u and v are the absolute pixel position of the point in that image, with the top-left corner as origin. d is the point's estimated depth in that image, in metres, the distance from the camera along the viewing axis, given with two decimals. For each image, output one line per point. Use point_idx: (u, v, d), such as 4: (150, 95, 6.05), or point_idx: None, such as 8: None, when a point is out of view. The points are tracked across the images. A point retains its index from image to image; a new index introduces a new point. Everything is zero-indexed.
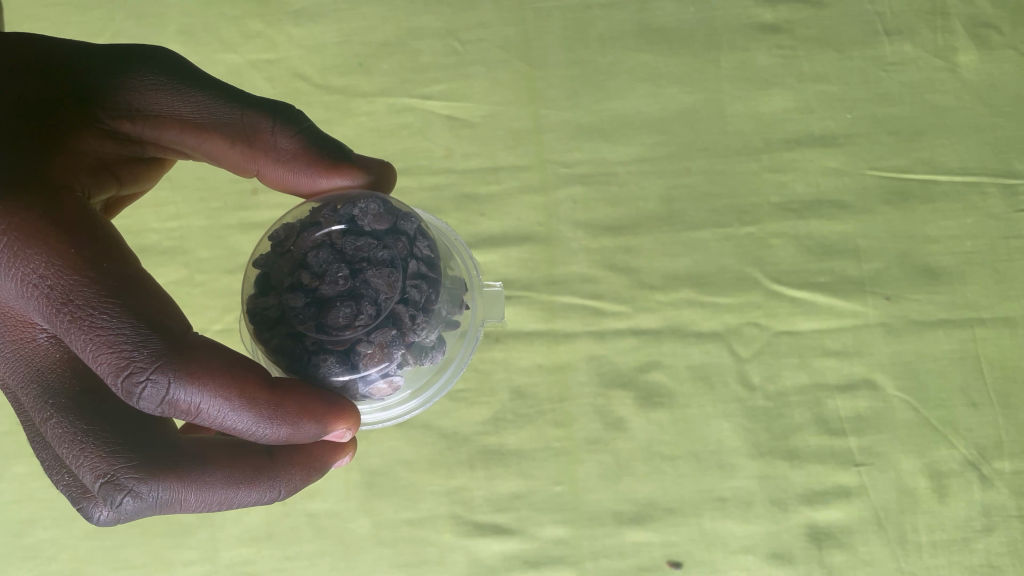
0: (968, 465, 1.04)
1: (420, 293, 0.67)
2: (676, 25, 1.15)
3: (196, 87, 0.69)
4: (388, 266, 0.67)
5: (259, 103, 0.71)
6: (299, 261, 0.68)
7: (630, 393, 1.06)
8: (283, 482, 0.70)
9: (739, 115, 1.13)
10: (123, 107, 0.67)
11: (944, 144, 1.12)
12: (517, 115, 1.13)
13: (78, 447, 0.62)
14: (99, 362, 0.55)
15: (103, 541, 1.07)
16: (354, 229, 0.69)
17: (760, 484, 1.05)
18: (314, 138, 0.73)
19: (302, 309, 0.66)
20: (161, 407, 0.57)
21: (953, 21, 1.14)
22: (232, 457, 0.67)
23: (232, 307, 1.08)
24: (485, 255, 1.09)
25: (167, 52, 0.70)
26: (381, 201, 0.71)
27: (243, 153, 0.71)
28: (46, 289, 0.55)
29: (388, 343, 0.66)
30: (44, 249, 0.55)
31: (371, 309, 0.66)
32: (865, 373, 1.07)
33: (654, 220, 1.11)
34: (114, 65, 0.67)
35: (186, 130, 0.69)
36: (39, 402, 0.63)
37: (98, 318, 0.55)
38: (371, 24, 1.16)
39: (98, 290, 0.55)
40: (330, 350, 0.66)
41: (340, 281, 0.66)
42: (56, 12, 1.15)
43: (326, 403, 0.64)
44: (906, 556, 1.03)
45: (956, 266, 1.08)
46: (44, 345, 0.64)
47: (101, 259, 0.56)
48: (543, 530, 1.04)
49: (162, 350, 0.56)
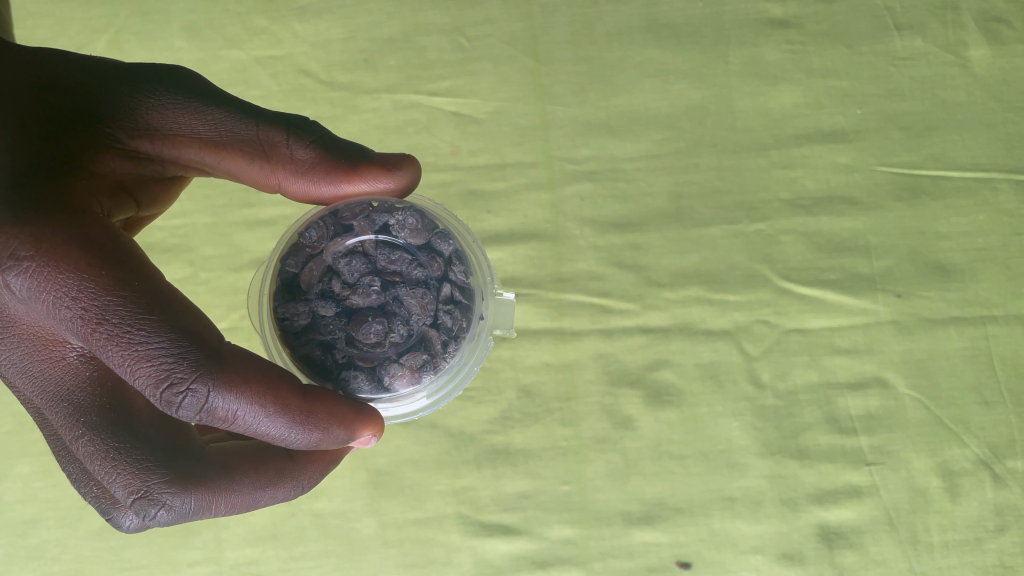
0: (981, 464, 1.03)
1: (452, 320, 0.70)
2: (684, 20, 1.14)
3: (211, 103, 0.67)
4: (422, 287, 0.71)
5: (272, 116, 0.69)
6: (330, 269, 0.70)
7: (638, 391, 1.05)
8: (304, 477, 0.72)
9: (749, 111, 1.12)
10: (141, 126, 0.65)
11: (956, 139, 1.10)
12: (524, 111, 1.12)
13: (110, 464, 0.61)
14: (138, 375, 0.55)
15: (107, 541, 1.06)
16: (388, 242, 0.72)
17: (770, 483, 1.04)
18: (329, 144, 0.71)
19: (333, 319, 0.69)
20: (199, 415, 0.57)
21: (965, 15, 1.12)
22: (255, 462, 0.68)
23: (237, 306, 1.07)
24: (492, 252, 1.09)
25: (179, 68, 0.67)
26: (418, 215, 0.73)
27: (261, 168, 0.69)
28: (79, 310, 0.54)
29: (418, 366, 0.69)
30: (75, 274, 0.54)
31: (403, 330, 0.69)
32: (876, 372, 1.06)
33: (662, 217, 1.10)
34: (133, 82, 0.65)
35: (204, 148, 0.68)
36: (69, 420, 0.61)
37: (136, 335, 0.55)
38: (376, 19, 1.15)
39: (133, 308, 0.55)
40: (360, 365, 0.69)
41: (373, 294, 0.70)
42: (61, 8, 1.14)
43: (354, 409, 0.64)
44: (919, 557, 1.02)
45: (968, 263, 1.07)
46: (74, 363, 0.61)
47: (133, 279, 0.55)
48: (551, 529, 1.03)
49: (200, 361, 0.56)
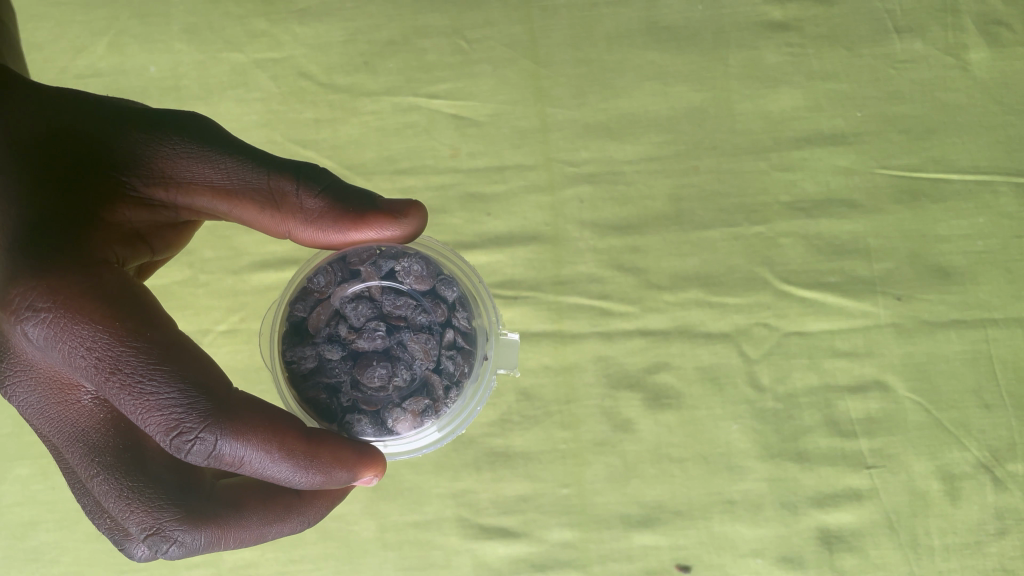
0: (981, 467, 1.03)
1: (454, 365, 0.70)
2: (684, 23, 1.14)
3: (224, 151, 0.66)
4: (426, 332, 0.70)
5: (283, 164, 0.68)
6: (337, 312, 0.71)
7: (638, 394, 1.05)
8: (310, 513, 0.73)
9: (749, 114, 1.12)
10: (155, 174, 0.65)
11: (955, 142, 1.10)
12: (523, 113, 1.12)
13: (124, 502, 0.64)
14: (149, 423, 0.57)
15: (104, 544, 1.06)
16: (394, 286, 0.72)
17: (770, 487, 1.03)
18: (339, 193, 0.69)
19: (338, 363, 0.69)
20: (207, 460, 0.59)
21: (965, 18, 1.12)
22: (263, 497, 0.70)
23: (236, 308, 1.07)
24: (491, 254, 1.08)
25: (193, 114, 0.67)
26: (425, 260, 0.73)
27: (271, 217, 0.68)
28: (93, 360, 0.55)
29: (420, 411, 0.69)
30: (89, 324, 0.55)
31: (406, 374, 0.69)
32: (876, 374, 1.05)
33: (662, 219, 1.09)
34: (148, 129, 0.64)
35: (216, 197, 0.67)
36: (84, 460, 0.64)
37: (147, 385, 0.56)
38: (376, 22, 1.15)
39: (145, 359, 0.56)
40: (364, 409, 0.69)
41: (378, 338, 0.69)
42: (61, 10, 1.14)
43: (356, 453, 0.65)
44: (919, 560, 1.02)
45: (968, 265, 1.07)
46: (88, 406, 0.64)
47: (146, 328, 0.56)
48: (550, 532, 1.03)
49: (209, 411, 0.57)
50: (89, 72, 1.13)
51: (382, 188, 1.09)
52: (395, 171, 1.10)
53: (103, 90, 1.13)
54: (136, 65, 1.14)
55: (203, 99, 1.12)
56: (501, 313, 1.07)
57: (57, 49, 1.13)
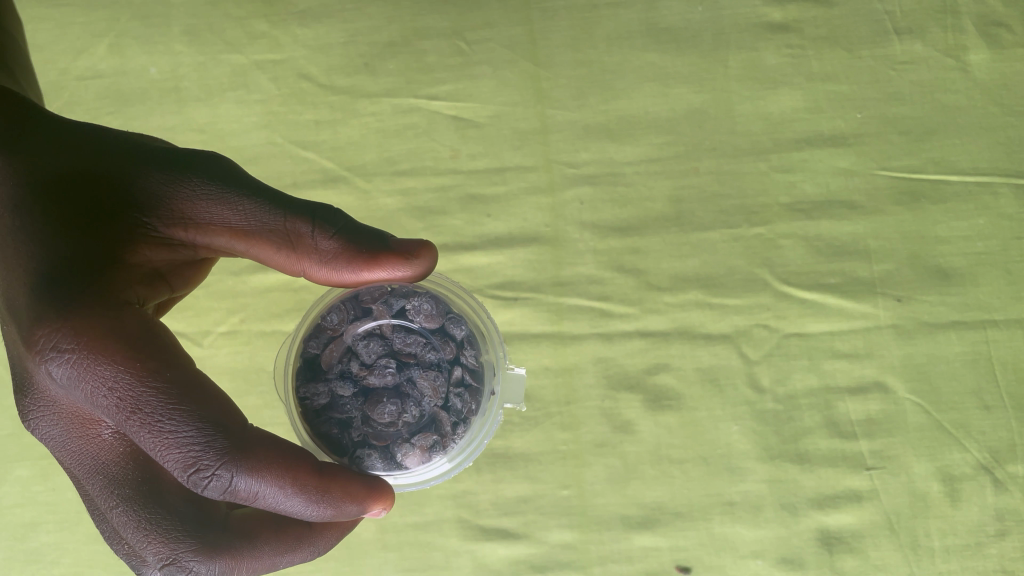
0: (981, 469, 1.03)
1: (462, 403, 0.73)
2: (684, 24, 1.14)
3: (241, 193, 0.66)
4: (435, 369, 0.74)
5: (299, 205, 0.68)
6: (349, 349, 0.74)
7: (638, 395, 1.05)
8: (321, 542, 0.74)
9: (748, 115, 1.12)
10: (174, 216, 0.65)
11: (956, 143, 1.10)
12: (523, 115, 1.12)
13: (142, 532, 0.66)
14: (167, 459, 0.59)
15: (104, 546, 1.05)
16: (404, 324, 0.75)
17: (770, 488, 1.03)
18: (354, 233, 0.69)
19: (350, 398, 0.73)
20: (223, 494, 0.61)
21: (964, 19, 1.12)
22: (276, 528, 0.71)
23: (236, 309, 1.07)
24: (491, 255, 1.08)
25: (212, 155, 0.68)
26: (434, 299, 0.77)
27: (287, 257, 0.68)
28: (115, 399, 0.57)
29: (428, 447, 0.72)
30: (112, 366, 0.57)
31: (416, 411, 0.72)
32: (876, 376, 1.05)
33: (662, 221, 1.10)
34: (167, 171, 0.65)
35: (234, 237, 0.67)
36: (105, 491, 0.66)
37: (167, 424, 0.58)
38: (376, 24, 1.15)
39: (164, 399, 0.58)
40: (374, 444, 0.72)
41: (388, 375, 0.73)
42: (61, 11, 1.14)
43: (365, 485, 0.67)
44: (919, 562, 1.02)
45: (968, 267, 1.07)
46: (109, 440, 0.65)
47: (165, 369, 0.58)
48: (550, 534, 1.03)
49: (226, 449, 0.59)
50: (89, 74, 1.13)
51: (382, 190, 1.10)
52: (395, 172, 1.10)
53: (104, 91, 1.13)
54: (137, 67, 1.14)
55: (203, 100, 1.13)
56: (501, 314, 1.07)
57: (58, 51, 1.13)
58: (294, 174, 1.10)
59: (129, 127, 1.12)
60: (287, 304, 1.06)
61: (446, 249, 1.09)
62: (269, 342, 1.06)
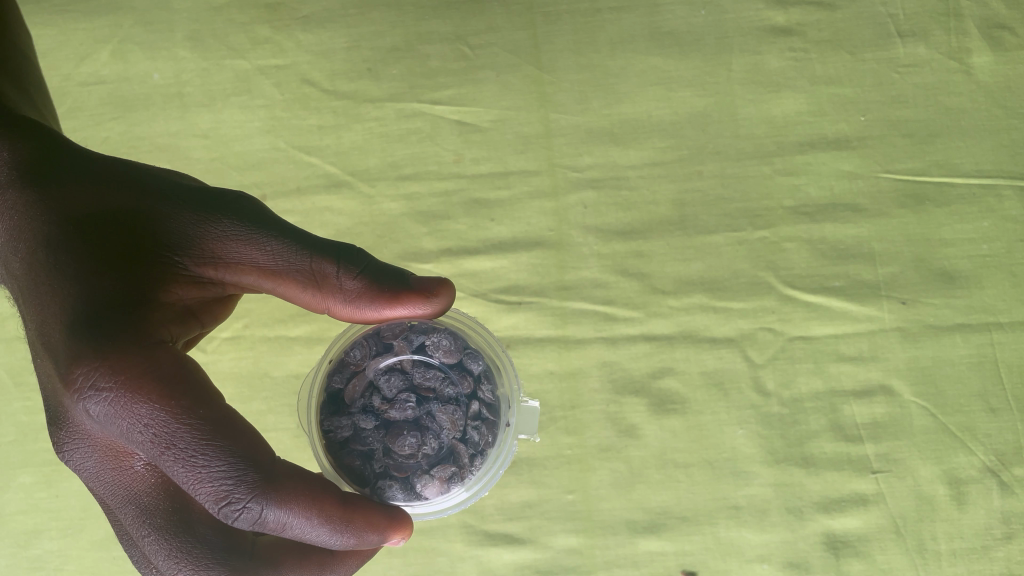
0: (987, 471, 1.03)
1: (479, 435, 0.74)
2: (687, 28, 1.14)
3: (268, 232, 0.67)
4: (453, 404, 0.74)
5: (324, 244, 0.68)
6: (371, 384, 0.75)
7: (642, 400, 1.05)
8: (341, 568, 0.75)
9: (752, 118, 1.12)
10: (204, 253, 0.66)
11: (959, 146, 1.10)
12: (527, 119, 1.12)
13: (173, 560, 0.66)
14: (200, 492, 0.60)
15: (109, 552, 1.05)
16: (423, 360, 0.76)
17: (775, 492, 1.03)
18: (377, 271, 0.69)
19: (371, 431, 0.73)
20: (253, 525, 0.62)
21: (968, 22, 1.12)
22: (299, 555, 0.72)
23: (239, 314, 1.06)
24: (495, 259, 1.08)
25: (242, 195, 0.69)
26: (452, 335, 0.78)
27: (311, 295, 0.68)
28: (151, 435, 0.58)
29: (447, 477, 0.72)
30: (147, 403, 0.57)
31: (434, 443, 0.73)
32: (881, 379, 1.05)
33: (665, 224, 1.09)
34: (199, 210, 0.66)
35: (262, 276, 0.67)
36: (136, 520, 0.66)
37: (201, 458, 0.59)
38: (379, 29, 1.15)
39: (198, 435, 0.58)
40: (394, 475, 0.72)
41: (408, 409, 0.74)
42: (63, 16, 1.14)
43: (387, 516, 0.68)
44: (925, 566, 1.01)
45: (973, 269, 1.07)
46: (141, 472, 0.65)
47: (199, 407, 0.59)
48: (555, 539, 1.03)
49: (257, 482, 0.60)
50: (93, 80, 1.13)
51: (386, 194, 1.10)
52: (398, 177, 1.10)
53: (107, 97, 1.13)
54: (140, 72, 1.14)
55: (206, 106, 1.13)
56: (505, 318, 1.07)
57: (61, 56, 1.13)
58: (297, 178, 1.10)
59: (133, 132, 1.12)
60: (290, 309, 1.06)
61: (450, 253, 1.08)
62: (274, 348, 1.06)
